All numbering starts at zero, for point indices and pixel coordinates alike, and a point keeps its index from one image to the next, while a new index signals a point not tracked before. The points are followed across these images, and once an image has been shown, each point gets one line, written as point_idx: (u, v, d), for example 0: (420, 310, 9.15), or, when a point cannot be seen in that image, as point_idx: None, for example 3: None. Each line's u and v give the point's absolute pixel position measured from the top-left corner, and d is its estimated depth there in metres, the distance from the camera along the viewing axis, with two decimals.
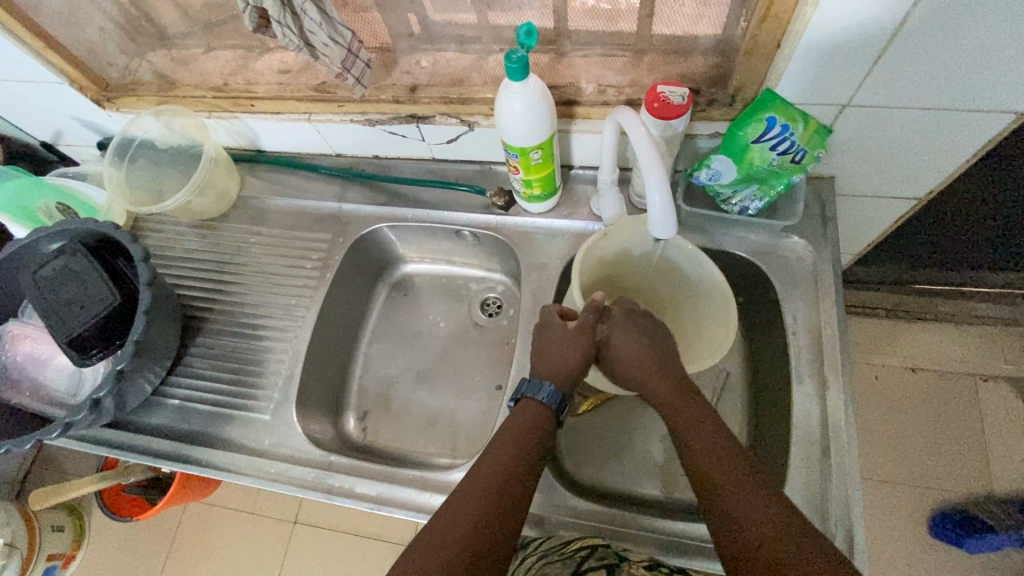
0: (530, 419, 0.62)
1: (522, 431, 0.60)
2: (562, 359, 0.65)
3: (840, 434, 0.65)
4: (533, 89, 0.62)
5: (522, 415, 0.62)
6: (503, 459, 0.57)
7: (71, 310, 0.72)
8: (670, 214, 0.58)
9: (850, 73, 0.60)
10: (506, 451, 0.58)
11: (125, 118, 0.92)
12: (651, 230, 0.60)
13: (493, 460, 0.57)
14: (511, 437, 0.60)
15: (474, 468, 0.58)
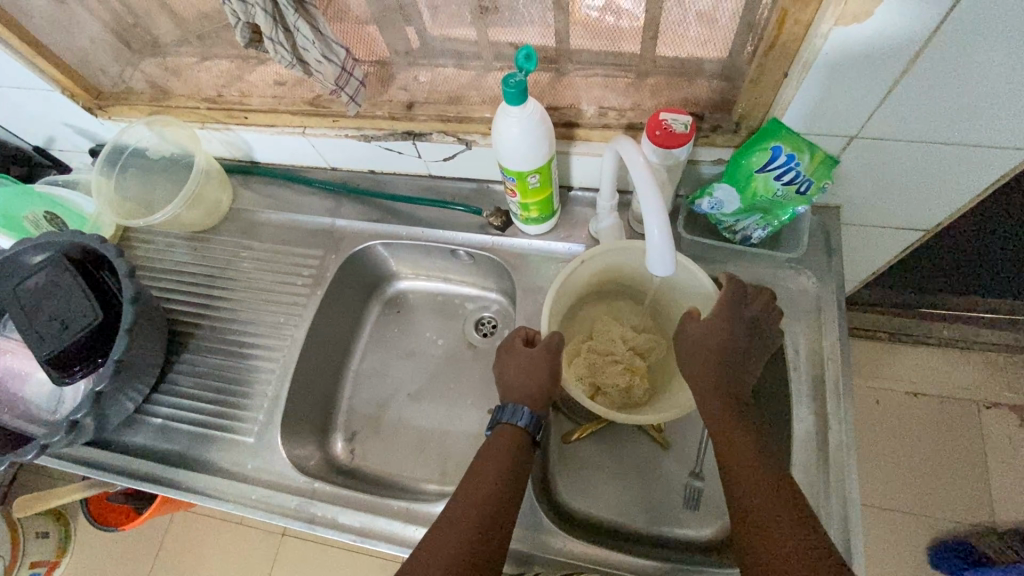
0: (510, 443, 0.62)
1: (503, 453, 0.61)
2: (530, 383, 0.66)
3: (841, 475, 0.63)
4: (531, 113, 0.60)
5: (500, 439, 0.63)
6: (484, 483, 0.58)
7: (53, 326, 0.71)
8: (668, 252, 0.56)
9: (859, 105, 0.58)
10: (486, 475, 0.59)
11: (118, 126, 0.91)
12: (650, 267, 0.58)
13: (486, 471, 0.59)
14: (493, 461, 0.60)
15: (457, 492, 0.59)
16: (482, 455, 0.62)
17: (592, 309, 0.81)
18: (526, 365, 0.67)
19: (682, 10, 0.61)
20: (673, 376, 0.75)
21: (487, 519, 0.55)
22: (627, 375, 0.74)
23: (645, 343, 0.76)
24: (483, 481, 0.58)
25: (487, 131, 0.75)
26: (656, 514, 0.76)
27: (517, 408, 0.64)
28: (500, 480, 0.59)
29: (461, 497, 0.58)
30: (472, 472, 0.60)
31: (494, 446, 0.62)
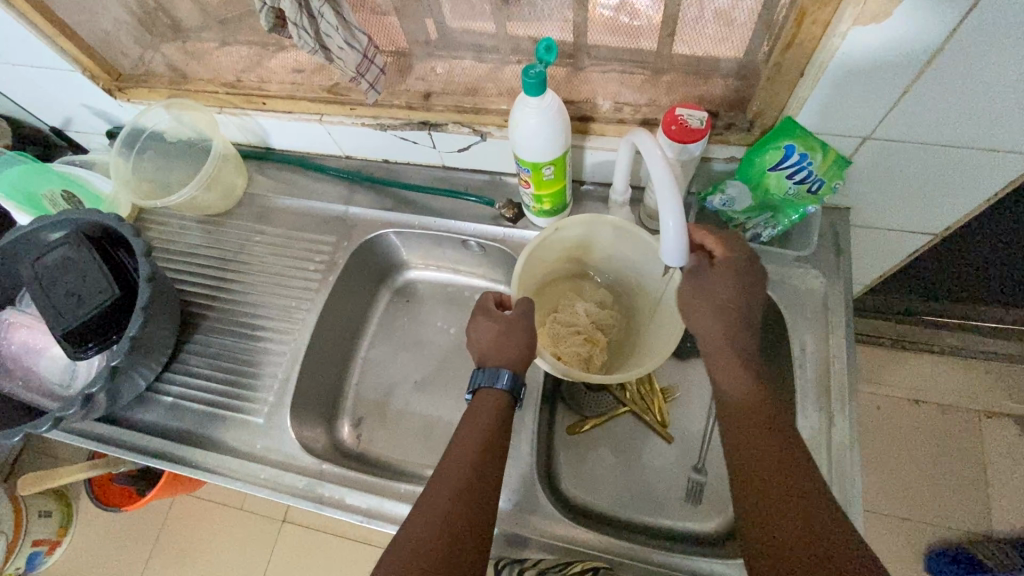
0: (492, 407, 0.64)
1: (487, 422, 0.63)
2: (507, 347, 0.67)
3: (844, 471, 0.64)
4: (550, 105, 0.61)
5: (482, 403, 0.65)
6: (467, 453, 0.60)
7: (69, 302, 0.71)
8: (680, 241, 0.57)
9: (874, 106, 0.59)
10: (470, 446, 0.60)
11: (136, 109, 0.92)
12: (662, 257, 0.59)
13: (467, 441, 0.61)
14: (476, 427, 0.62)
15: (443, 462, 0.60)
16: (462, 424, 0.63)
17: (557, 287, 0.84)
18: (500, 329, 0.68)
19: (701, 8, 0.62)
20: (632, 347, 0.79)
21: (475, 492, 0.57)
22: (587, 345, 0.77)
23: (605, 320, 0.80)
24: (468, 453, 0.59)
25: (503, 123, 0.76)
26: (657, 506, 0.77)
27: (496, 371, 0.65)
28: (485, 450, 0.60)
29: (445, 469, 0.59)
30: (454, 443, 0.61)
31: (477, 414, 0.63)
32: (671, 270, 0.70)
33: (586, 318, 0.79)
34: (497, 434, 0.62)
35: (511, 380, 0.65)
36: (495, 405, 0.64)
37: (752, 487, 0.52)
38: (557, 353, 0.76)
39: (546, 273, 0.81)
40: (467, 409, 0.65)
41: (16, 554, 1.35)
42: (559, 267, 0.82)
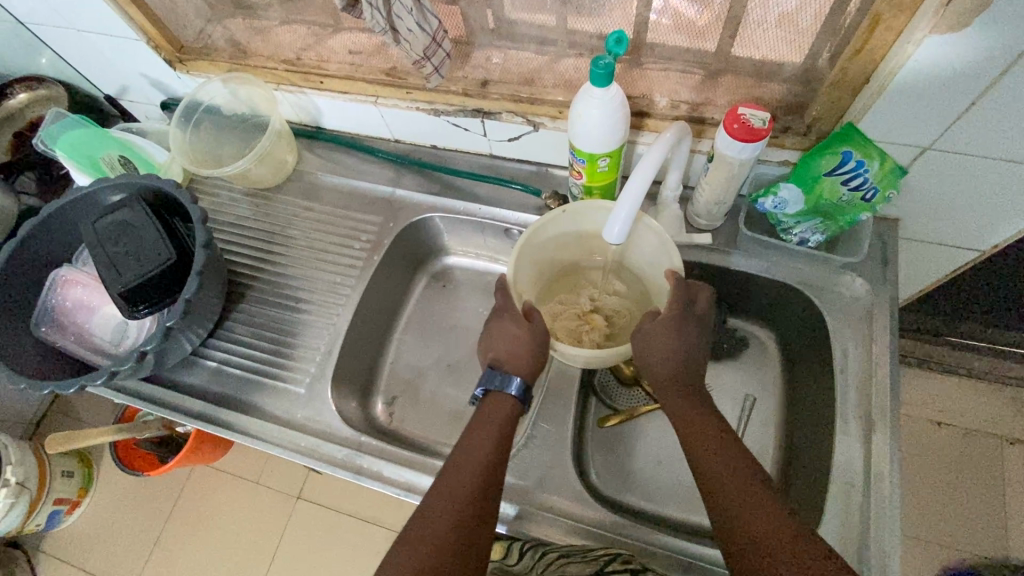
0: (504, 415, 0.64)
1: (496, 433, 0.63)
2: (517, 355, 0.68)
3: (882, 479, 0.64)
4: (613, 97, 0.61)
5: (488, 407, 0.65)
6: (472, 466, 0.60)
7: (127, 261, 0.73)
8: (626, 223, 0.61)
9: (939, 117, 0.59)
10: (473, 458, 0.61)
11: (194, 81, 0.94)
12: (606, 231, 0.63)
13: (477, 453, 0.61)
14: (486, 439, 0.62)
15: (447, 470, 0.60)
16: (470, 430, 0.63)
17: (571, 274, 0.84)
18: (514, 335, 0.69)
19: (768, 10, 0.62)
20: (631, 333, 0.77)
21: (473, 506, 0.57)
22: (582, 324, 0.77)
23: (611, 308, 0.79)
24: (472, 463, 0.60)
25: (557, 114, 0.77)
26: (686, 503, 0.78)
27: (508, 376, 0.66)
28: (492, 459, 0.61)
29: (445, 482, 0.59)
30: (458, 448, 0.62)
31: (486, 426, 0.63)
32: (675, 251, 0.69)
33: (588, 301, 0.79)
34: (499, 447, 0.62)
35: (520, 389, 0.66)
36: (505, 409, 0.65)
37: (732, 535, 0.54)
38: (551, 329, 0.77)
39: (562, 256, 0.81)
40: (477, 413, 0.65)
41: (38, 511, 1.39)
42: (575, 256, 0.82)
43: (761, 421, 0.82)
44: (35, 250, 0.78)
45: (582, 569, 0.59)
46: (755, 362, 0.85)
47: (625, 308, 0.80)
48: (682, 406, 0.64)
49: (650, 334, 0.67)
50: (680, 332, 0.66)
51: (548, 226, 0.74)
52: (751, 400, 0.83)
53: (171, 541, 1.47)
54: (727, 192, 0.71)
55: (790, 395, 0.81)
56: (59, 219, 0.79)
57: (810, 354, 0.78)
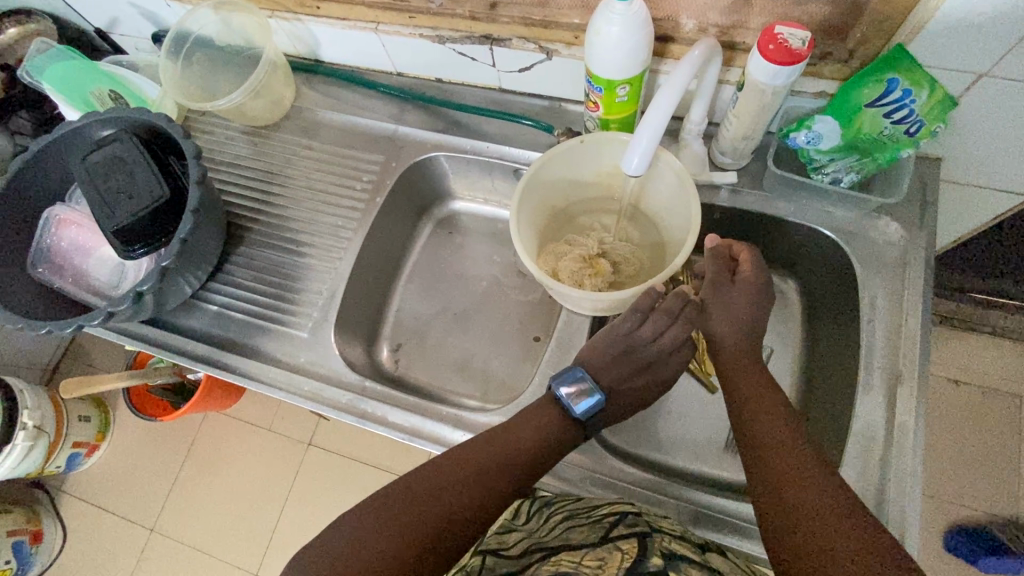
0: (541, 423, 0.63)
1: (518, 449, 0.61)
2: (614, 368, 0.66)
3: (905, 431, 0.61)
4: (635, 13, 0.56)
5: (533, 413, 0.63)
6: (511, 452, 0.60)
7: (119, 200, 0.70)
8: (646, 154, 0.56)
9: (1004, 35, 0.53)
10: (478, 470, 0.59)
11: (183, 8, 0.87)
12: (623, 162, 0.58)
13: (521, 438, 0.61)
14: (533, 427, 0.62)
15: (484, 442, 0.61)
16: (527, 413, 0.64)
17: (580, 219, 0.80)
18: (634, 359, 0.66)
19: None
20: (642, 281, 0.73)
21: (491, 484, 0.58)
22: (588, 266, 0.73)
23: (620, 253, 0.74)
24: (512, 446, 0.61)
25: (573, 40, 0.70)
26: (695, 452, 0.77)
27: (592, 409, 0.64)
28: (504, 476, 0.59)
29: (479, 452, 0.60)
30: (511, 424, 0.63)
31: (510, 436, 0.61)
32: (692, 189, 0.64)
33: (597, 244, 0.75)
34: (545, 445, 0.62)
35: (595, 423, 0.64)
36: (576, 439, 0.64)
37: (770, 490, 0.53)
38: (556, 269, 0.73)
39: (573, 196, 0.77)
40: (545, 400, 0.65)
41: (58, 453, 1.43)
42: (584, 198, 0.78)
43: (778, 373, 0.79)
44: (26, 189, 0.75)
45: (588, 535, 0.58)
46: (774, 312, 0.81)
47: (636, 254, 0.75)
48: (743, 375, 0.63)
49: (726, 301, 0.65)
50: (752, 314, 0.64)
51: (557, 156, 0.70)
52: (769, 352, 0.80)
53: (188, 484, 1.51)
54: (757, 125, 0.65)
55: (810, 347, 0.77)
56: (48, 155, 0.75)
57: (835, 304, 0.74)
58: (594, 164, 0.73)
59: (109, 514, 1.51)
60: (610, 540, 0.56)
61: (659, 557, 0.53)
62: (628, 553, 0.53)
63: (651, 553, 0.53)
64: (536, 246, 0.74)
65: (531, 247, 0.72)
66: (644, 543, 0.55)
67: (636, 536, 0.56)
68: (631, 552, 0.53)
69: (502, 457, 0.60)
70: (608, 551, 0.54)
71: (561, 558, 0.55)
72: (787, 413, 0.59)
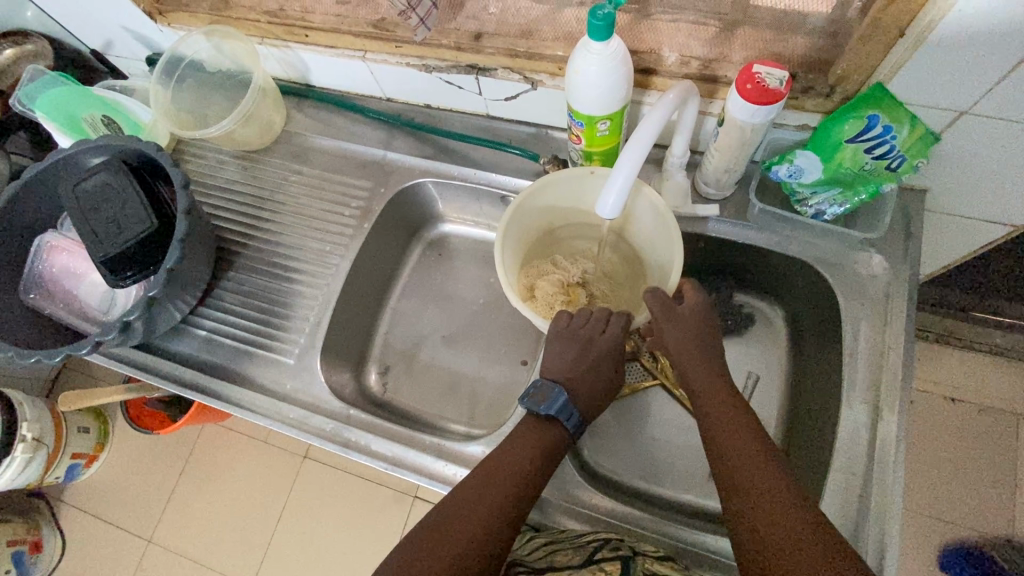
0: (529, 450, 0.61)
1: (506, 477, 0.59)
2: (565, 366, 0.66)
3: (886, 468, 0.61)
4: (613, 53, 0.56)
5: (520, 439, 0.62)
6: (504, 482, 0.59)
7: (108, 229, 0.71)
8: (620, 195, 0.55)
9: (982, 75, 0.52)
10: (477, 507, 0.56)
11: (176, 35, 0.88)
12: (596, 205, 0.57)
13: (508, 469, 0.60)
14: (520, 454, 0.61)
15: (473, 478, 0.60)
16: (511, 441, 0.63)
17: (566, 244, 0.80)
18: (578, 350, 0.66)
19: None
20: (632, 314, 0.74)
21: (494, 521, 0.56)
22: (565, 291, 0.74)
23: (599, 289, 0.75)
24: (504, 477, 0.59)
25: (557, 71, 0.71)
26: (677, 481, 0.77)
27: (550, 399, 0.63)
28: (500, 511, 0.56)
29: (473, 486, 0.59)
30: (496, 454, 0.62)
31: (500, 468, 0.60)
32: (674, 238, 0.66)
33: (579, 272, 0.76)
34: (534, 473, 0.60)
35: (553, 410, 0.63)
36: (543, 436, 0.63)
37: (746, 512, 0.53)
38: (534, 286, 0.74)
39: (562, 219, 0.77)
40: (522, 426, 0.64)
41: (57, 465, 1.44)
42: (571, 224, 0.78)
43: (764, 401, 0.78)
44: (18, 217, 0.76)
45: (572, 558, 0.59)
46: (761, 339, 0.81)
47: (614, 293, 0.77)
48: (712, 389, 0.63)
49: (677, 317, 0.66)
50: (701, 329, 0.67)
51: (550, 184, 0.70)
52: (755, 379, 0.80)
53: (186, 494, 1.52)
54: (738, 160, 0.65)
55: (795, 376, 0.77)
56: (40, 184, 0.76)
57: (818, 334, 0.74)
58: (585, 197, 0.73)
59: (107, 525, 1.53)
60: (594, 562, 0.57)
61: None
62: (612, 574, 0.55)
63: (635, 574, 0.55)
64: (518, 262, 0.74)
65: (513, 262, 0.73)
66: (627, 565, 0.57)
67: (620, 558, 0.58)
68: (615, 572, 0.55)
69: (493, 490, 0.58)
70: (593, 572, 0.55)
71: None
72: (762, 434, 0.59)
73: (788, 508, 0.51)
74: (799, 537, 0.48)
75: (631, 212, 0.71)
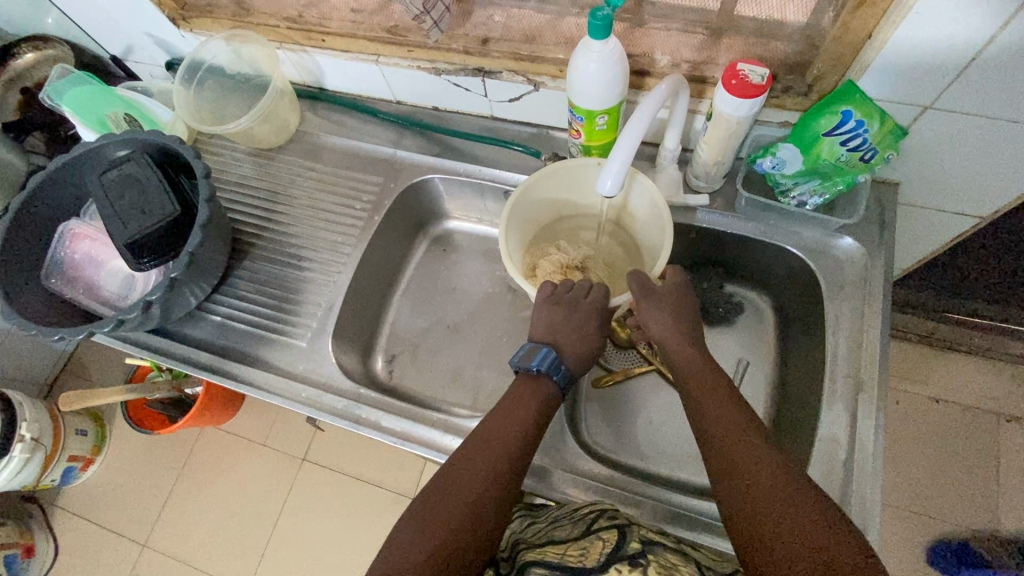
0: (527, 414, 0.65)
1: (507, 440, 0.63)
2: (554, 330, 0.72)
3: (868, 436, 0.65)
4: (611, 51, 0.61)
5: (514, 398, 0.67)
6: (505, 445, 0.62)
7: (132, 215, 0.74)
8: (619, 175, 0.59)
9: (941, 71, 0.59)
10: (483, 469, 0.60)
11: (197, 40, 0.93)
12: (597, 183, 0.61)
13: (509, 433, 0.63)
14: (519, 418, 0.65)
15: (475, 441, 0.63)
16: (509, 406, 0.66)
17: (567, 232, 0.85)
18: (565, 315, 0.72)
19: None
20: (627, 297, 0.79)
21: (496, 479, 0.60)
22: (563, 272, 0.79)
23: (597, 276, 0.80)
24: (504, 439, 0.63)
25: (558, 73, 0.77)
26: (672, 460, 0.81)
27: (538, 354, 0.69)
28: (502, 471, 0.60)
29: (476, 450, 0.62)
30: (495, 420, 0.65)
31: (501, 432, 0.63)
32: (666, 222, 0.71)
33: (578, 255, 0.80)
34: (530, 435, 0.64)
35: (542, 362, 0.69)
36: (535, 392, 0.68)
37: (730, 480, 0.56)
38: (535, 266, 0.79)
39: (566, 208, 0.82)
40: (516, 387, 0.69)
41: (54, 467, 1.44)
42: (571, 212, 0.83)
43: (754, 384, 0.83)
44: (43, 204, 0.80)
45: (572, 531, 0.61)
46: (750, 327, 0.86)
47: (609, 281, 0.82)
48: (699, 370, 0.67)
49: (663, 302, 0.71)
50: (684, 311, 0.71)
51: (552, 173, 0.75)
52: (744, 364, 0.84)
53: (183, 497, 1.52)
54: (726, 153, 0.71)
55: (783, 359, 0.82)
56: (65, 173, 0.80)
57: (803, 319, 0.78)
58: (584, 186, 0.78)
59: (101, 529, 1.52)
60: (592, 532, 0.59)
61: (638, 542, 0.57)
62: (607, 541, 0.57)
63: (630, 539, 0.57)
64: (523, 243, 0.80)
65: (518, 242, 0.78)
66: (623, 532, 0.58)
67: (616, 526, 0.59)
68: (612, 539, 0.57)
69: (493, 455, 0.61)
70: (590, 541, 0.57)
71: (546, 550, 0.59)
72: (741, 405, 0.63)
73: (767, 474, 0.55)
74: (779, 502, 0.52)
75: (628, 201, 0.76)
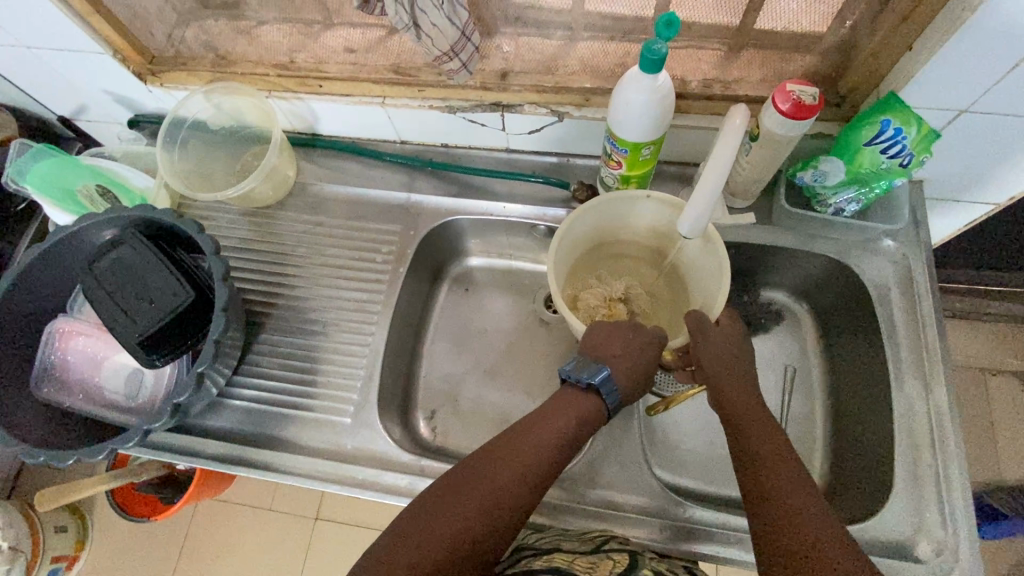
0: (572, 412, 0.62)
1: (547, 439, 0.59)
2: (608, 347, 0.67)
3: (945, 435, 0.66)
4: (661, 84, 0.59)
5: (560, 397, 0.64)
6: (541, 441, 0.59)
7: (139, 306, 0.66)
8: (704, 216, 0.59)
9: (980, 79, 0.59)
10: (514, 464, 0.57)
11: (169, 95, 0.84)
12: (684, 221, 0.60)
13: (550, 430, 0.60)
14: (562, 418, 0.61)
15: (512, 432, 0.60)
16: (551, 403, 0.63)
17: (607, 263, 0.82)
18: (620, 341, 0.67)
19: None
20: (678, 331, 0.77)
21: (526, 478, 0.57)
22: (609, 304, 0.76)
23: (640, 307, 0.78)
24: (543, 435, 0.59)
25: (583, 103, 0.73)
26: None
27: (595, 368, 0.64)
28: (534, 471, 0.57)
29: (512, 443, 0.59)
30: (539, 415, 0.62)
31: (540, 427, 0.60)
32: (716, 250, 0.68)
33: (622, 288, 0.78)
34: (571, 438, 0.60)
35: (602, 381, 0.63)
36: (588, 404, 0.63)
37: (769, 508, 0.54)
38: (578, 298, 0.76)
39: (605, 239, 0.79)
40: (564, 393, 0.65)
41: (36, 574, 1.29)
42: (610, 244, 0.80)
43: (806, 390, 0.83)
44: (21, 305, 0.69)
45: (579, 546, 0.61)
46: (791, 333, 0.86)
47: (652, 313, 0.80)
48: (748, 404, 0.64)
49: (713, 335, 0.67)
50: (735, 344, 0.68)
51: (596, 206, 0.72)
52: (791, 370, 0.84)
53: None
54: (768, 169, 0.70)
55: (829, 362, 0.82)
56: (42, 267, 0.70)
57: (847, 321, 0.79)
58: (626, 216, 0.75)
59: None
60: (602, 551, 0.59)
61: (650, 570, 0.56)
62: (619, 561, 0.57)
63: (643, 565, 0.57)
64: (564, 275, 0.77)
65: (561, 274, 0.75)
66: (635, 558, 0.58)
67: (627, 551, 0.59)
68: (623, 560, 0.57)
69: (527, 452, 0.58)
70: (601, 559, 0.57)
71: (553, 557, 0.57)
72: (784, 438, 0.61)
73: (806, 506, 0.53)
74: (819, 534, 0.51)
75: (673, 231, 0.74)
